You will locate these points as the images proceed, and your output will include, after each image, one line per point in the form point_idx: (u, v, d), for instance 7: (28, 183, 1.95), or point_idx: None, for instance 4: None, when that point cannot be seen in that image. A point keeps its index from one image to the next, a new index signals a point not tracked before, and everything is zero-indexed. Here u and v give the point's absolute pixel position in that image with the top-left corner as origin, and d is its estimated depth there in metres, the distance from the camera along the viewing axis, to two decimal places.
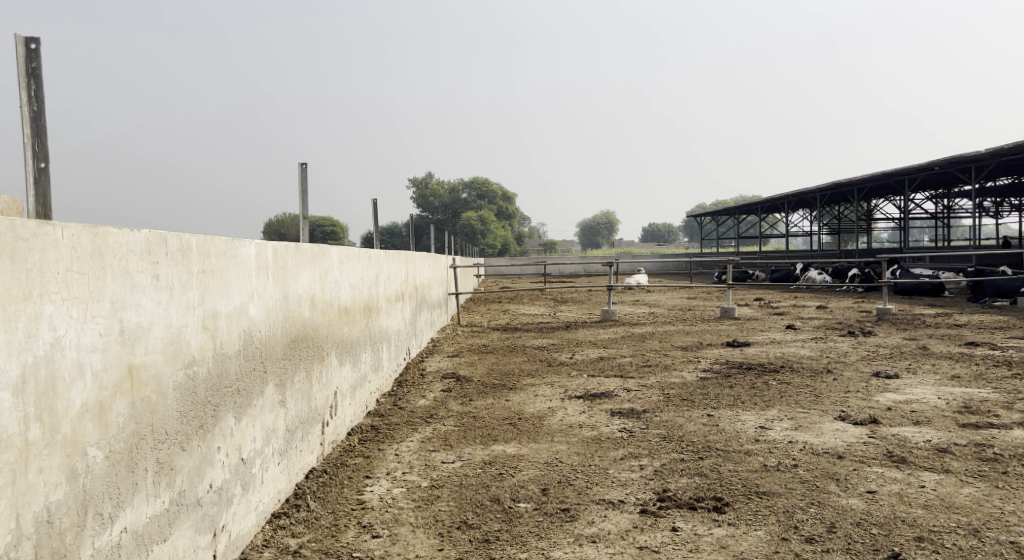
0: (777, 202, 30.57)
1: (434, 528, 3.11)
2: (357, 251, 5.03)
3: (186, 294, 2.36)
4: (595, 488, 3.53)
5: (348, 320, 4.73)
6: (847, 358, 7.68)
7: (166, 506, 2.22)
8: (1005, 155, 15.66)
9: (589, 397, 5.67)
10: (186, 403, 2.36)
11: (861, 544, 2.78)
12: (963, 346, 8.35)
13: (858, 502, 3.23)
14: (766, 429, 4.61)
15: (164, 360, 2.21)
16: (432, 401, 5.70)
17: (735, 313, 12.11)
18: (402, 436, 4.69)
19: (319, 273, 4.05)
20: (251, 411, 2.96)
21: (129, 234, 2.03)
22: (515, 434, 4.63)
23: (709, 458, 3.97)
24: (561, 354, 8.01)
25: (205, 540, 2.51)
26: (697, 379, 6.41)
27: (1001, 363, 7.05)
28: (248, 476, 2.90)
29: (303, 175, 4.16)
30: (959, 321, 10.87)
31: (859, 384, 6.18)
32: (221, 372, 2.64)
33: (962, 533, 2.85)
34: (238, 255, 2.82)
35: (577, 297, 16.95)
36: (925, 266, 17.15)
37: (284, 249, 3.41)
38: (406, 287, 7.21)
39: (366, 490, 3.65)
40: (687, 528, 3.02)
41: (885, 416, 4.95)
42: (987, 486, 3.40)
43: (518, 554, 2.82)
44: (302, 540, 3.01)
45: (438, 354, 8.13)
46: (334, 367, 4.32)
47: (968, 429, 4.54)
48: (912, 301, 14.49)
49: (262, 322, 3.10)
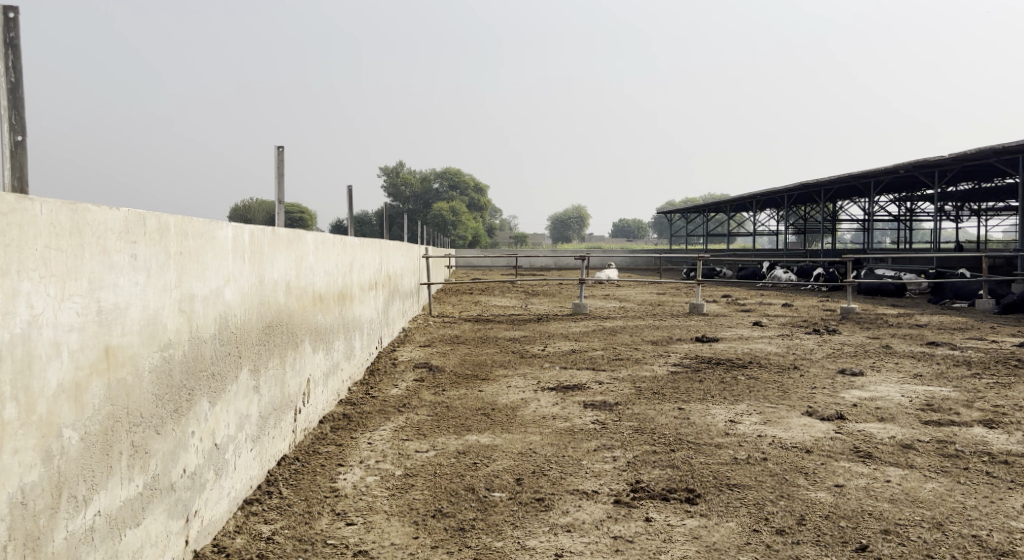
0: (746, 201, 30.97)
1: (409, 516, 3.11)
2: (332, 238, 4.98)
3: (164, 275, 2.32)
4: (569, 479, 3.55)
5: (322, 307, 4.69)
6: (813, 355, 7.82)
7: (139, 490, 2.18)
8: (967, 160, 16.02)
9: (561, 389, 5.70)
10: (162, 387, 2.32)
11: (830, 536, 2.84)
12: (924, 346, 8.56)
13: (827, 496, 3.29)
14: (735, 423, 4.68)
15: (140, 342, 2.17)
16: (404, 390, 5.69)
17: (704, 309, 12.24)
18: (375, 425, 4.67)
19: (295, 258, 4.01)
20: (225, 396, 2.92)
21: (108, 212, 1.98)
22: (489, 425, 4.63)
23: (680, 450, 4.02)
24: (534, 346, 8.04)
25: (178, 525, 2.47)
26: (667, 373, 6.47)
27: (961, 363, 7.24)
28: (221, 462, 2.87)
29: (279, 159, 4.11)
30: (921, 321, 11.12)
31: (825, 380, 6.31)
32: (196, 356, 2.60)
33: (927, 526, 2.92)
34: (215, 237, 2.78)
35: (547, 290, 17.00)
36: (888, 267, 17.52)
37: (260, 233, 3.36)
38: (379, 275, 7.16)
39: (340, 478, 3.63)
40: (660, 518, 3.05)
41: (851, 412, 5.05)
42: (950, 482, 3.49)
43: (494, 543, 2.83)
44: (275, 527, 2.98)
45: (409, 344, 8.09)
46: (307, 354, 4.28)
47: (931, 426, 4.66)
48: (875, 301, 14.78)
49: (237, 307, 3.05)
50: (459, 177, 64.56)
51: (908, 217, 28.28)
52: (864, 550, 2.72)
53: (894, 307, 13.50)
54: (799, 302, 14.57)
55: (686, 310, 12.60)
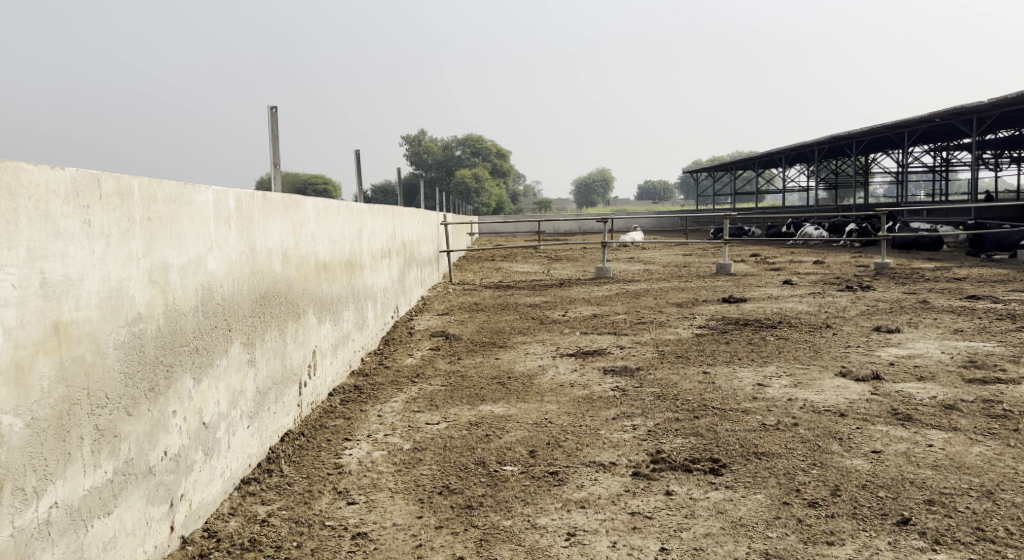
0: (773, 158, 30.18)
1: (414, 494, 2.92)
2: (336, 204, 4.76)
3: (127, 243, 2.12)
4: (585, 450, 3.34)
5: (326, 276, 4.49)
6: (846, 313, 7.50)
7: (109, 477, 2.01)
8: (1005, 106, 15.35)
9: (581, 355, 5.49)
10: (133, 363, 2.14)
11: (868, 508, 2.60)
12: (965, 300, 8.17)
13: (863, 463, 3.05)
14: (764, 386, 4.43)
15: (102, 316, 1.99)
16: (419, 360, 5.52)
17: (731, 269, 11.89)
18: (386, 397, 4.50)
19: (293, 225, 3.81)
20: (214, 371, 2.74)
21: (50, 172, 1.82)
22: (504, 394, 4.43)
23: (704, 417, 3.79)
24: (555, 311, 7.83)
25: (161, 511, 2.31)
26: (692, 336, 6.22)
27: (1005, 317, 6.87)
28: (211, 441, 2.69)
29: (273, 119, 3.89)
30: (958, 274, 10.67)
31: (859, 339, 6.01)
32: (174, 330, 2.42)
33: (975, 496, 2.67)
34: (192, 202, 2.58)
35: (571, 254, 16.68)
36: (923, 220, 16.90)
37: (248, 199, 3.15)
38: (393, 243, 6.95)
39: (345, 453, 3.46)
40: (682, 492, 2.84)
41: (888, 371, 4.78)
42: (999, 445, 3.23)
43: (503, 522, 2.63)
44: (272, 508, 2.82)
45: (427, 313, 7.92)
46: (312, 325, 4.11)
47: (975, 384, 4.37)
48: (909, 255, 14.33)
49: (223, 277, 2.85)
50: (481, 143, 63.98)
51: (942, 168, 27.44)
52: (907, 524, 2.47)
53: (930, 261, 13.02)
54: (830, 258, 14.11)
55: (713, 271, 12.25)
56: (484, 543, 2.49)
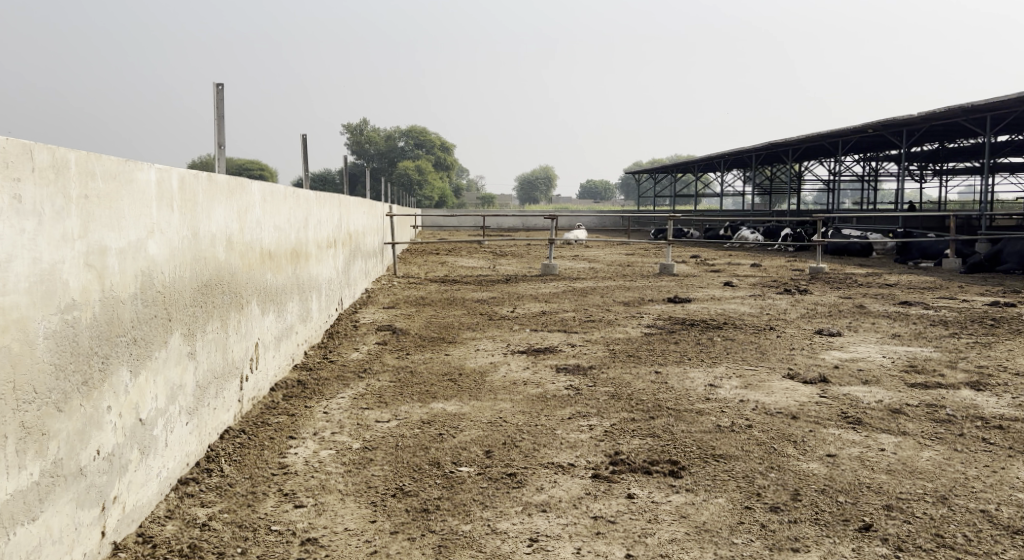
0: (712, 163, 30.84)
1: (366, 496, 2.78)
2: (282, 190, 4.55)
3: (62, 222, 1.93)
4: (543, 451, 3.25)
5: (271, 265, 4.29)
6: (788, 315, 7.65)
7: (35, 479, 1.83)
8: (932, 120, 16.02)
9: (532, 352, 5.41)
10: (65, 355, 1.95)
11: (829, 513, 2.59)
12: (898, 305, 8.43)
13: (820, 467, 3.05)
14: (715, 387, 4.43)
15: (30, 302, 1.80)
16: (365, 354, 5.36)
17: (675, 270, 12.02)
18: (333, 393, 4.32)
19: (238, 210, 3.60)
20: (152, 363, 2.54)
21: None
22: (456, 391, 4.32)
23: (661, 418, 3.75)
24: (502, 307, 7.75)
25: (91, 515, 2.12)
26: (641, 335, 6.21)
27: (938, 322, 7.11)
28: (147, 439, 2.50)
29: (219, 97, 3.67)
30: (890, 280, 11.05)
31: (803, 341, 6.12)
32: (111, 319, 2.22)
33: (931, 501, 2.69)
34: (133, 180, 2.39)
35: (516, 250, 16.62)
36: (854, 228, 17.49)
37: (192, 180, 2.95)
38: (338, 233, 6.73)
39: (289, 452, 3.29)
40: (643, 495, 2.78)
41: (834, 374, 4.84)
42: (947, 450, 3.28)
43: (462, 526, 2.53)
44: (213, 511, 2.64)
45: (372, 305, 7.72)
46: (255, 317, 3.91)
47: (917, 388, 4.47)
48: (843, 261, 14.81)
49: (164, 262, 2.65)
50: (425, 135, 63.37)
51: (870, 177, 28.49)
52: (869, 530, 2.46)
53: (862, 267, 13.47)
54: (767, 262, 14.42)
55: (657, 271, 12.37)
56: (442, 549, 2.38)
